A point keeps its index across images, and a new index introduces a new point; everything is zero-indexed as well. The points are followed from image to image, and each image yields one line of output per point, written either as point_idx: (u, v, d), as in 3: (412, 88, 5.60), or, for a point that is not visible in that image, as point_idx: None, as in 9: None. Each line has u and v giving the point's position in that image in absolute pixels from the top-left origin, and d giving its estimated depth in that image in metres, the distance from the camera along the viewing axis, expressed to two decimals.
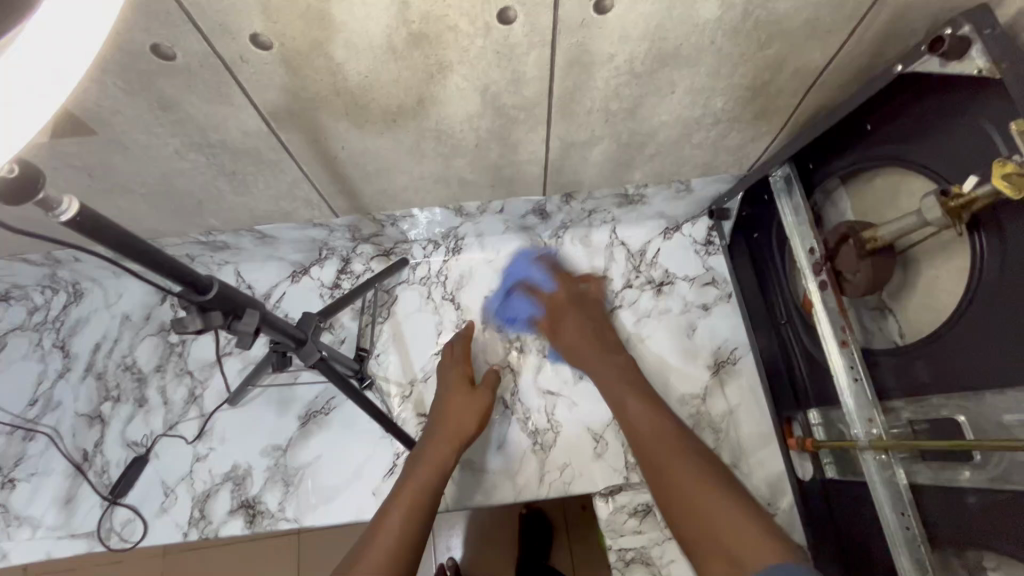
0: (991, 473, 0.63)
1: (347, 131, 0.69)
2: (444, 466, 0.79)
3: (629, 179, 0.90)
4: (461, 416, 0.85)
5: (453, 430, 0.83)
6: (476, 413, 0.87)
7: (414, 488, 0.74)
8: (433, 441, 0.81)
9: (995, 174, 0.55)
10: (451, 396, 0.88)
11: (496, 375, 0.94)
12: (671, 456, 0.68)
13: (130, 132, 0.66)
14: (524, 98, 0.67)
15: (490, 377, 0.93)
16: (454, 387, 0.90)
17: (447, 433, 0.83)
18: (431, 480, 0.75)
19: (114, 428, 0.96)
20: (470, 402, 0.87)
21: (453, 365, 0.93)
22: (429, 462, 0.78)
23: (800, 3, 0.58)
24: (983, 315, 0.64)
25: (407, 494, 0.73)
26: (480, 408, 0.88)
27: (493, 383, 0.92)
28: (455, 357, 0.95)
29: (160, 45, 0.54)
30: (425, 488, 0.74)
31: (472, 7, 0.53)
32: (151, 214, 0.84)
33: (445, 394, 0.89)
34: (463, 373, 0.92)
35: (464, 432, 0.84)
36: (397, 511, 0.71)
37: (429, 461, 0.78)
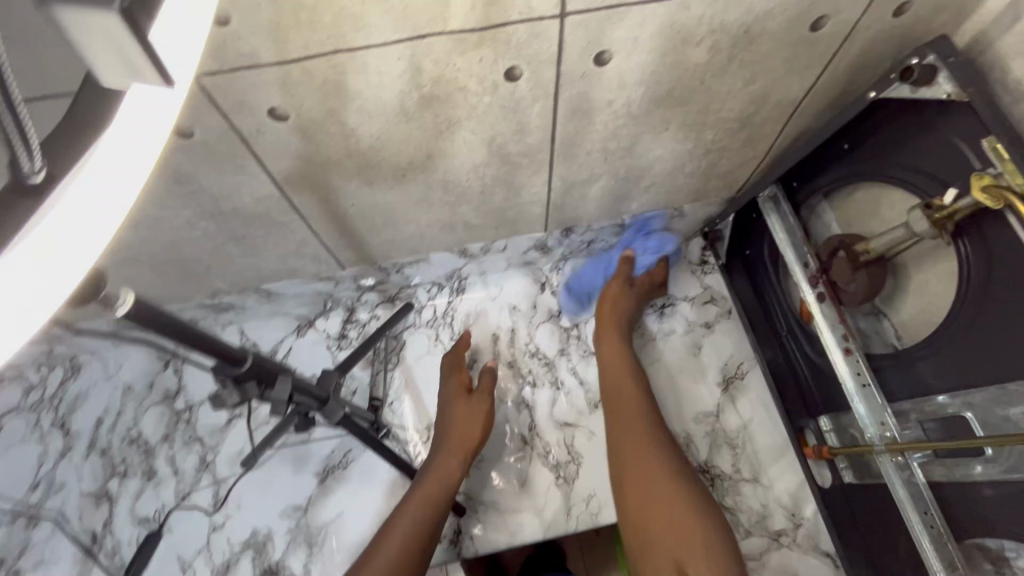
0: (1003, 465, 0.66)
1: (358, 189, 0.71)
2: (454, 477, 0.84)
3: (626, 210, 0.93)
4: (468, 423, 0.89)
5: (458, 442, 0.87)
6: (481, 419, 0.91)
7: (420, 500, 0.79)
8: (444, 452, 0.86)
9: (975, 186, 0.59)
10: (452, 407, 0.92)
11: (491, 374, 0.96)
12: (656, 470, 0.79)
13: (141, 207, 0.66)
14: (528, 145, 0.70)
15: (486, 381, 0.95)
16: (455, 399, 0.93)
17: (453, 445, 0.87)
18: (434, 492, 0.81)
19: (123, 505, 0.94)
20: (472, 409, 0.91)
21: (448, 376, 0.96)
22: (436, 474, 0.83)
23: (779, 46, 0.63)
24: (977, 314, 0.68)
25: (411, 509, 0.78)
26: (483, 413, 0.91)
27: (491, 387, 0.94)
28: (450, 367, 0.97)
29: (178, 125, 0.55)
30: (428, 501, 0.80)
31: (481, 69, 0.56)
32: (157, 283, 0.83)
33: (447, 407, 0.92)
34: (461, 382, 0.95)
35: (469, 440, 0.88)
36: (405, 522, 0.77)
37: (435, 471, 0.83)
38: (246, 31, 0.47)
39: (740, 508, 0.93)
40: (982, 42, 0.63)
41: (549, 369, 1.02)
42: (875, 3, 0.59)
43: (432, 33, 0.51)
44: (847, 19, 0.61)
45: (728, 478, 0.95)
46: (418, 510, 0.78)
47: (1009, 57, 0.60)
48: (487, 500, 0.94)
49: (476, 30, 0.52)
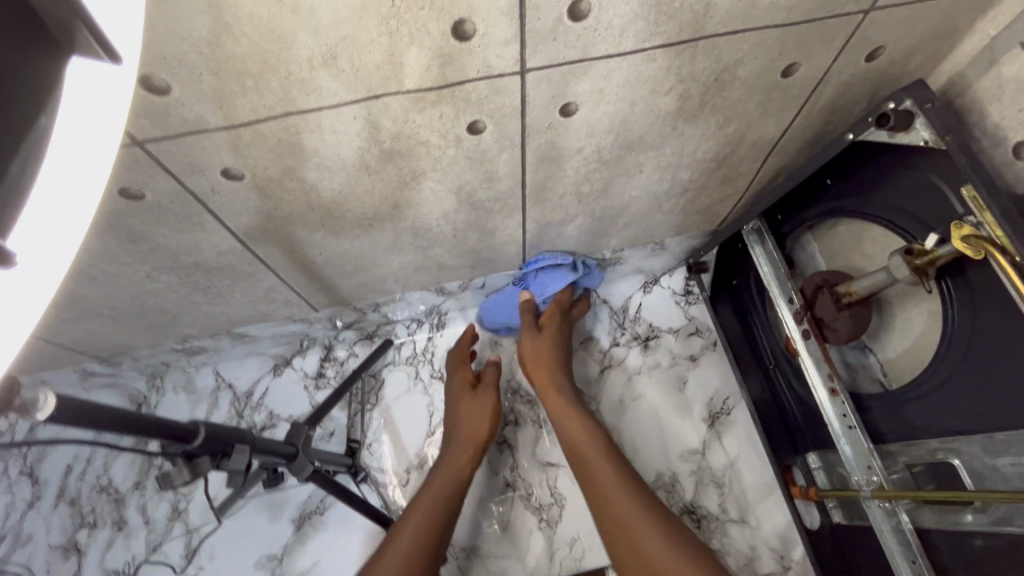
0: (992, 515, 0.63)
1: (324, 239, 0.69)
2: (459, 477, 0.81)
3: (606, 245, 0.92)
4: (472, 420, 0.87)
5: (467, 438, 0.85)
6: (487, 415, 0.88)
7: (429, 498, 0.77)
8: (449, 450, 0.84)
9: (955, 235, 0.58)
10: (458, 405, 0.90)
11: (496, 368, 0.93)
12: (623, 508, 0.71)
13: (97, 264, 0.64)
14: (497, 192, 0.68)
15: (491, 375, 0.92)
16: (459, 395, 0.91)
17: (460, 442, 0.85)
18: (445, 490, 0.78)
19: (92, 558, 0.91)
20: (476, 406, 0.88)
21: (453, 371, 0.94)
22: (448, 475, 0.80)
23: (752, 90, 0.61)
24: (961, 359, 0.66)
25: (421, 508, 0.75)
26: (488, 408, 0.88)
27: (496, 380, 0.92)
28: (453, 363, 0.96)
29: (128, 187, 0.53)
30: (438, 502, 0.76)
31: (442, 124, 0.54)
32: (124, 331, 0.81)
33: (452, 405, 0.91)
34: (463, 379, 0.93)
35: (477, 437, 0.85)
36: (415, 520, 0.74)
37: (446, 468, 0.81)
38: (191, 99, 0.45)
39: (728, 550, 0.91)
40: (959, 84, 0.61)
41: (533, 407, 1.00)
42: (847, 51, 0.58)
43: (387, 92, 0.49)
44: (819, 66, 0.59)
45: (715, 519, 0.93)
46: (426, 506, 0.75)
47: (986, 101, 0.58)
48: (468, 546, 0.92)
49: (434, 89, 0.50)
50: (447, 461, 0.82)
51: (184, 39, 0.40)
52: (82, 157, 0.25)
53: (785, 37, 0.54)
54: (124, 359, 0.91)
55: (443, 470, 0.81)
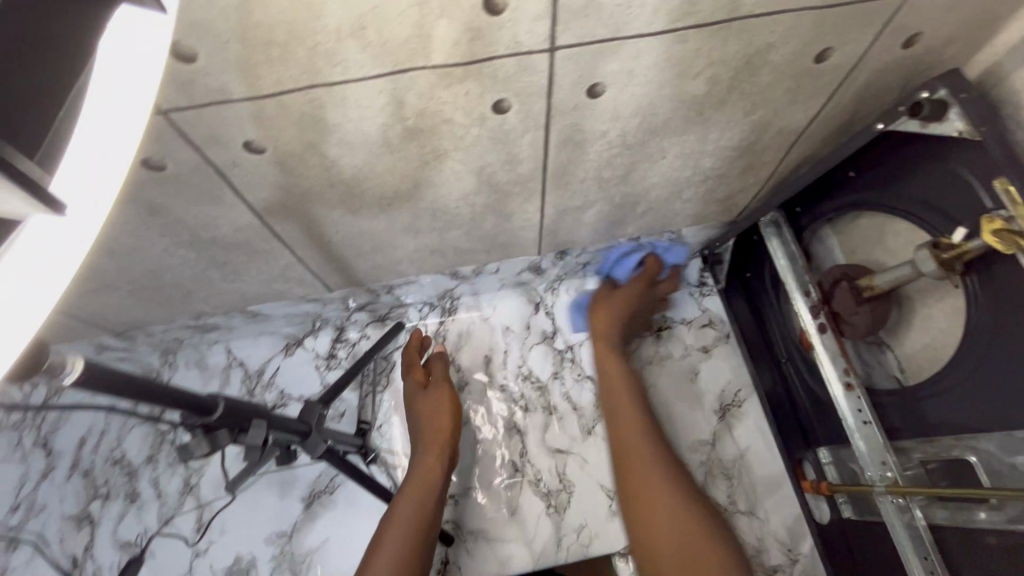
0: (1007, 514, 0.63)
1: (342, 218, 0.69)
2: (436, 472, 0.82)
3: (622, 233, 0.91)
4: (436, 414, 0.88)
5: (434, 435, 0.86)
6: (447, 408, 0.89)
7: (408, 502, 0.77)
8: (419, 450, 0.85)
9: (986, 229, 0.56)
10: (418, 406, 0.90)
11: (443, 361, 0.95)
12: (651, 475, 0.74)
13: (116, 236, 0.64)
14: (518, 175, 0.67)
15: (439, 369, 0.94)
16: (414, 397, 0.92)
17: (427, 442, 0.86)
18: (420, 493, 0.79)
19: (105, 529, 0.92)
20: (436, 401, 0.89)
21: (405, 375, 0.95)
22: (421, 472, 0.81)
23: (782, 75, 0.59)
24: (983, 356, 0.65)
25: (402, 514, 0.76)
26: (448, 398, 0.89)
27: (445, 373, 0.93)
28: (404, 368, 0.96)
29: (149, 159, 0.53)
30: (418, 503, 0.77)
31: (467, 102, 0.53)
32: (139, 306, 0.81)
33: (412, 407, 0.91)
34: (416, 379, 0.94)
35: (443, 431, 0.86)
36: (398, 526, 0.74)
37: (418, 470, 0.82)
38: (216, 68, 0.44)
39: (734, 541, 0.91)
40: (995, 74, 0.60)
41: (542, 394, 1.00)
42: (882, 37, 0.56)
43: (414, 67, 0.48)
44: (852, 52, 0.58)
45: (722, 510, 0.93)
46: (408, 512, 0.76)
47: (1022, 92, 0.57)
48: (474, 529, 0.92)
49: (461, 64, 0.49)
50: (417, 461, 0.83)
51: (212, 5, 0.39)
52: (111, 128, 0.25)
53: (821, 20, 0.53)
54: (139, 334, 0.92)
55: (416, 468, 0.82)
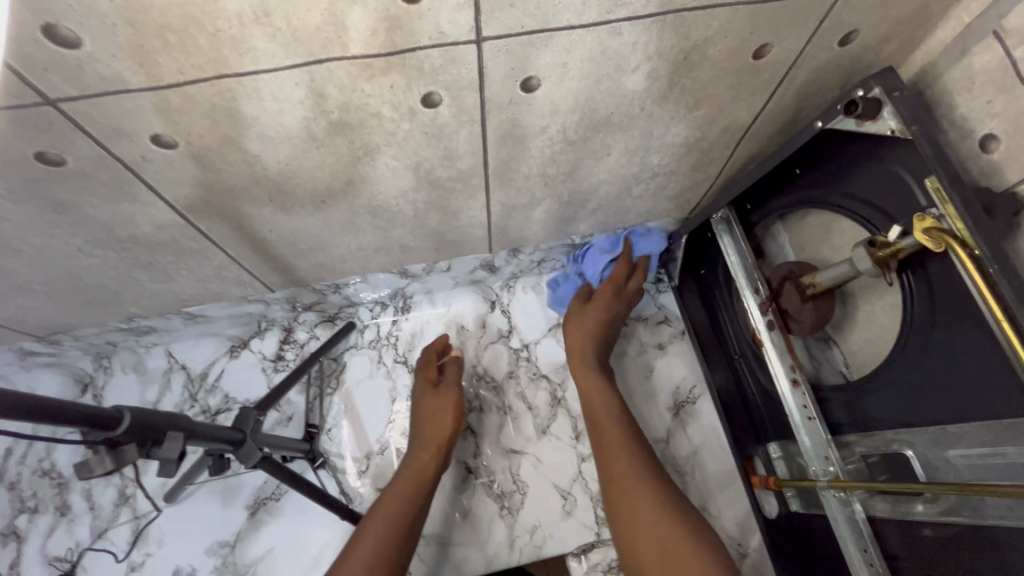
0: (941, 506, 0.64)
1: (274, 215, 0.65)
2: (426, 476, 0.80)
3: (575, 230, 0.89)
4: (439, 415, 0.86)
5: (432, 435, 0.84)
6: (450, 408, 0.87)
7: (395, 503, 0.75)
8: (416, 449, 0.82)
9: (917, 228, 0.57)
10: (423, 403, 0.88)
11: (457, 364, 0.92)
12: (642, 513, 0.71)
13: (22, 236, 0.59)
14: (459, 171, 0.65)
15: (454, 372, 0.91)
16: (422, 393, 0.90)
17: (425, 440, 0.84)
18: (408, 490, 0.77)
19: (32, 545, 0.87)
20: (441, 400, 0.87)
21: (418, 371, 0.93)
22: (411, 472, 0.79)
23: (721, 71, 0.59)
24: (918, 351, 0.66)
25: (390, 507, 0.75)
26: (453, 403, 0.87)
27: (459, 376, 0.90)
28: (418, 364, 0.94)
29: (46, 153, 0.49)
30: (406, 499, 0.76)
31: (393, 95, 0.51)
32: (61, 309, 0.77)
33: (417, 403, 0.90)
34: (426, 377, 0.91)
35: (442, 432, 0.84)
36: (382, 522, 0.73)
37: (411, 468, 0.80)
38: (106, 55, 0.41)
39: None
40: (931, 73, 0.60)
41: (497, 393, 0.99)
42: (819, 33, 0.56)
43: (331, 58, 0.45)
44: (790, 48, 0.57)
45: None
46: (394, 513, 0.74)
47: (955, 91, 0.57)
48: (430, 534, 0.90)
49: (382, 55, 0.46)
50: (413, 459, 0.81)
51: None
52: None
53: (755, 17, 0.52)
54: (66, 338, 0.87)
55: (408, 466, 0.80)
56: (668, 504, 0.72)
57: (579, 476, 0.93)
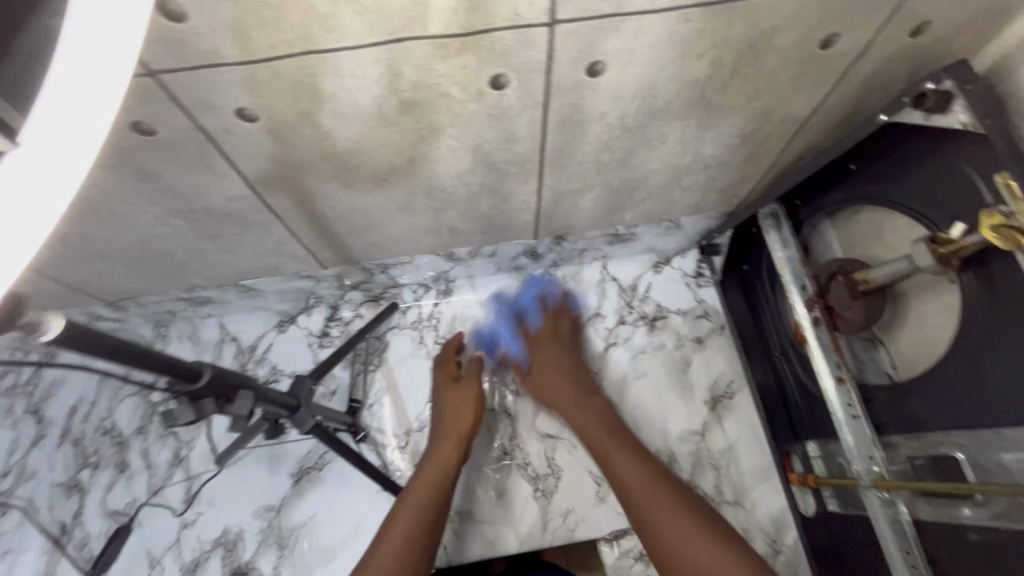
0: (991, 511, 0.63)
1: (336, 192, 0.68)
2: (450, 468, 0.81)
3: (620, 220, 0.90)
4: (461, 409, 0.88)
5: (454, 429, 0.86)
6: (472, 404, 0.88)
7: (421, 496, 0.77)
8: (437, 442, 0.84)
9: (985, 224, 0.55)
10: (444, 397, 0.90)
11: (479, 361, 0.94)
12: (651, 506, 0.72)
13: (107, 203, 0.63)
14: (516, 154, 0.67)
15: (474, 367, 0.93)
16: (442, 387, 0.91)
17: (447, 433, 0.85)
18: (432, 483, 0.79)
19: (94, 497, 0.92)
20: (462, 396, 0.89)
21: (436, 368, 0.94)
22: (435, 464, 0.81)
23: (787, 60, 0.58)
24: (977, 352, 0.64)
25: (413, 503, 0.76)
26: (474, 397, 0.89)
27: (479, 372, 0.92)
28: (438, 360, 0.95)
29: (140, 122, 0.52)
30: (434, 489, 0.78)
31: (464, 76, 0.53)
32: (130, 275, 0.81)
33: (437, 395, 0.91)
34: (448, 371, 0.93)
35: (465, 426, 0.86)
36: (409, 516, 0.75)
37: (434, 461, 0.81)
38: (207, 29, 0.43)
39: None
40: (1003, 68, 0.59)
41: None
42: (890, 23, 0.55)
43: (410, 37, 0.47)
44: (858, 39, 0.57)
45: (710, 500, 0.94)
46: (420, 509, 0.75)
47: None
48: (463, 510, 0.92)
49: (459, 36, 0.48)
50: (434, 451, 0.83)
51: None
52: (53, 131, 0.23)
53: (826, 5, 0.52)
54: (131, 304, 0.92)
55: (430, 459, 0.82)
56: (675, 495, 0.72)
57: None
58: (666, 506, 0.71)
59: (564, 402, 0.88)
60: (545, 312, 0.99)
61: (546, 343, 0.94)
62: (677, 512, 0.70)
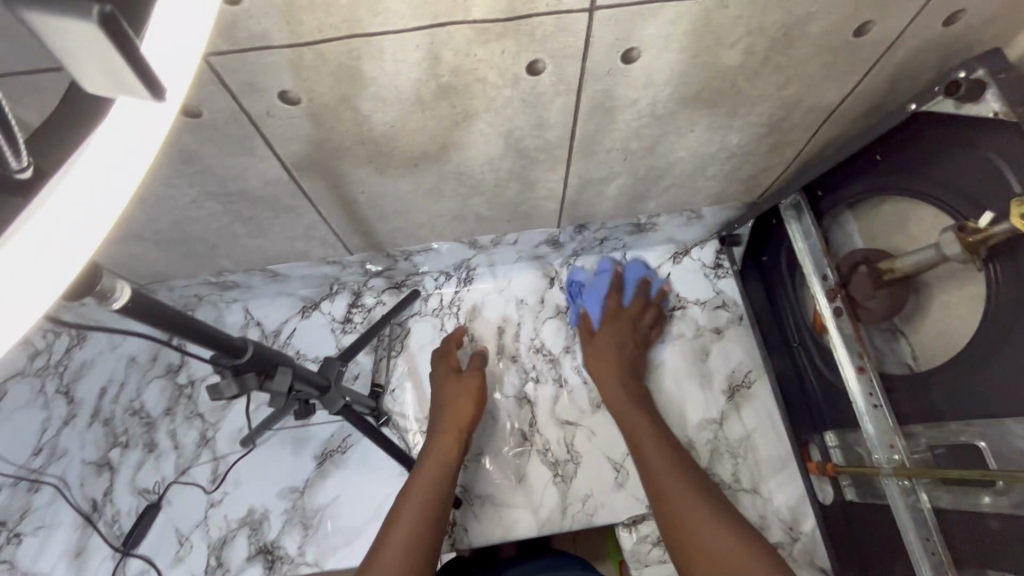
0: (1012, 499, 0.63)
1: (369, 176, 0.69)
2: (450, 460, 0.80)
3: (642, 209, 0.91)
4: (460, 403, 0.88)
5: (453, 422, 0.85)
6: (470, 398, 0.89)
7: (421, 488, 0.75)
8: (436, 435, 0.83)
9: (1014, 212, 0.56)
10: (443, 391, 0.90)
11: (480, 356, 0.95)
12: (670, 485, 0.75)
13: (147, 184, 0.65)
14: (546, 141, 0.68)
15: (476, 362, 0.94)
16: (442, 382, 0.91)
17: (446, 426, 0.85)
18: (433, 476, 0.77)
19: (124, 476, 0.94)
20: (461, 390, 0.89)
21: (437, 361, 0.95)
22: (435, 457, 0.80)
23: (819, 48, 0.59)
24: (1003, 341, 0.64)
25: (415, 497, 0.74)
26: (473, 390, 0.90)
27: (480, 365, 0.93)
28: (439, 354, 0.96)
29: (186, 104, 0.53)
30: (434, 481, 0.76)
31: (502, 61, 0.54)
32: (162, 258, 0.83)
33: (437, 390, 0.91)
34: (448, 366, 0.94)
35: (463, 419, 0.86)
36: (410, 510, 0.73)
37: (433, 454, 0.80)
38: (259, 12, 0.44)
39: None
40: None
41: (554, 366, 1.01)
42: (924, 12, 0.56)
43: (453, 21, 0.48)
44: (891, 27, 0.57)
45: (727, 487, 0.94)
46: (421, 501, 0.74)
47: None
48: (483, 494, 0.94)
49: (500, 20, 0.49)
50: (432, 446, 0.82)
51: None
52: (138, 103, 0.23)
53: None
54: (161, 288, 0.93)
55: (430, 452, 0.81)
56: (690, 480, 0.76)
57: None
58: (684, 489, 0.74)
59: (608, 385, 0.91)
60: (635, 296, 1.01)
61: (617, 322, 0.97)
62: (694, 494, 0.73)
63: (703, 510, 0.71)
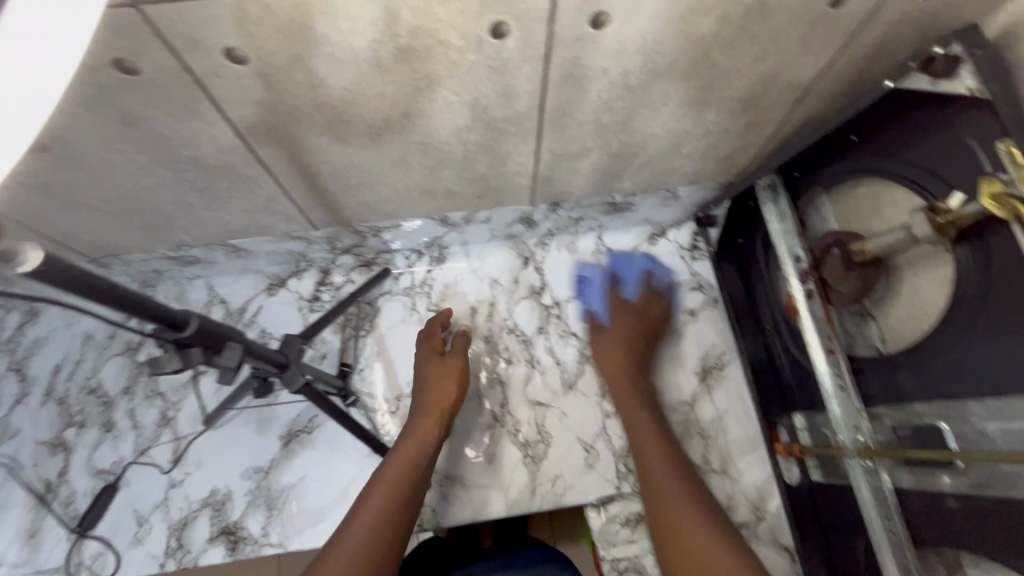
0: (971, 479, 0.63)
1: (329, 145, 0.66)
2: (430, 439, 0.78)
3: (617, 187, 0.89)
4: (443, 382, 0.86)
5: (435, 402, 0.83)
6: (454, 377, 0.87)
7: (397, 467, 0.73)
8: (417, 415, 0.81)
9: (984, 193, 0.55)
10: (426, 371, 0.88)
11: (466, 337, 0.92)
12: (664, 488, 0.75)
13: (90, 148, 0.61)
14: (515, 112, 0.65)
15: (459, 343, 0.91)
16: (427, 361, 0.89)
17: (428, 406, 0.83)
18: (411, 454, 0.75)
19: (80, 456, 0.91)
20: (445, 370, 0.87)
21: (422, 342, 0.92)
22: (417, 436, 0.78)
23: (795, 19, 0.57)
24: (967, 324, 0.64)
25: (390, 474, 0.73)
26: (457, 371, 0.87)
27: (464, 347, 0.91)
28: (424, 335, 0.94)
29: (123, 59, 0.50)
30: (410, 459, 0.75)
31: (463, 22, 0.51)
32: (114, 230, 0.79)
33: (419, 370, 0.89)
34: (431, 346, 0.91)
35: (446, 398, 0.84)
36: (385, 486, 0.71)
37: (415, 434, 0.79)
38: None
39: None
40: None
41: (526, 346, 1.00)
42: None
43: None
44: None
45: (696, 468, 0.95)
46: (397, 480, 0.72)
47: None
48: (452, 475, 0.93)
49: None
50: (416, 424, 0.80)
51: None
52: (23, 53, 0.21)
53: None
54: (116, 262, 0.90)
55: (410, 430, 0.79)
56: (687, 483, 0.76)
57: (602, 432, 0.95)
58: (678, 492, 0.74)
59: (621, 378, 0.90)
60: (645, 283, 0.98)
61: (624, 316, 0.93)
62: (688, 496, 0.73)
63: (693, 517, 0.71)
